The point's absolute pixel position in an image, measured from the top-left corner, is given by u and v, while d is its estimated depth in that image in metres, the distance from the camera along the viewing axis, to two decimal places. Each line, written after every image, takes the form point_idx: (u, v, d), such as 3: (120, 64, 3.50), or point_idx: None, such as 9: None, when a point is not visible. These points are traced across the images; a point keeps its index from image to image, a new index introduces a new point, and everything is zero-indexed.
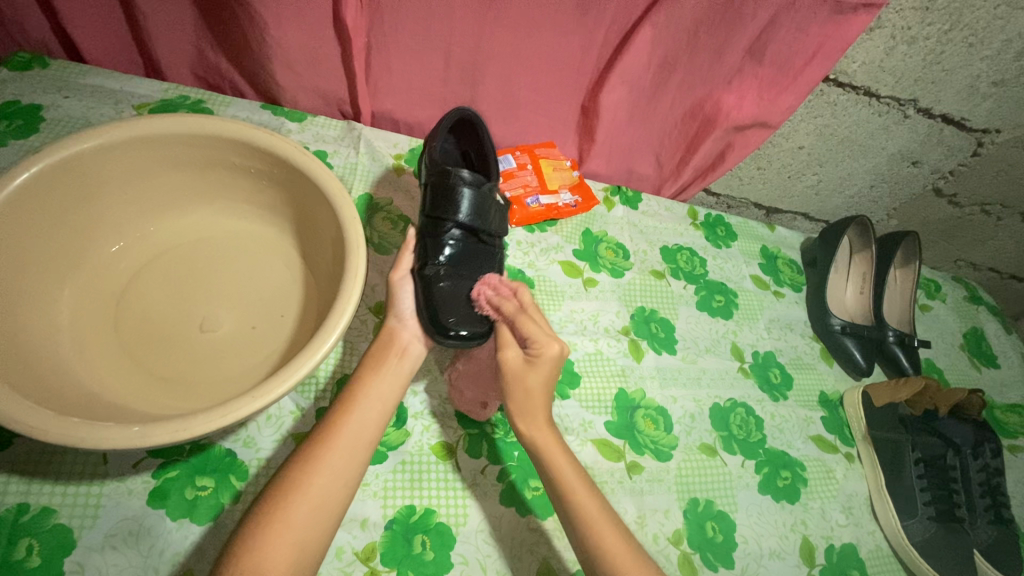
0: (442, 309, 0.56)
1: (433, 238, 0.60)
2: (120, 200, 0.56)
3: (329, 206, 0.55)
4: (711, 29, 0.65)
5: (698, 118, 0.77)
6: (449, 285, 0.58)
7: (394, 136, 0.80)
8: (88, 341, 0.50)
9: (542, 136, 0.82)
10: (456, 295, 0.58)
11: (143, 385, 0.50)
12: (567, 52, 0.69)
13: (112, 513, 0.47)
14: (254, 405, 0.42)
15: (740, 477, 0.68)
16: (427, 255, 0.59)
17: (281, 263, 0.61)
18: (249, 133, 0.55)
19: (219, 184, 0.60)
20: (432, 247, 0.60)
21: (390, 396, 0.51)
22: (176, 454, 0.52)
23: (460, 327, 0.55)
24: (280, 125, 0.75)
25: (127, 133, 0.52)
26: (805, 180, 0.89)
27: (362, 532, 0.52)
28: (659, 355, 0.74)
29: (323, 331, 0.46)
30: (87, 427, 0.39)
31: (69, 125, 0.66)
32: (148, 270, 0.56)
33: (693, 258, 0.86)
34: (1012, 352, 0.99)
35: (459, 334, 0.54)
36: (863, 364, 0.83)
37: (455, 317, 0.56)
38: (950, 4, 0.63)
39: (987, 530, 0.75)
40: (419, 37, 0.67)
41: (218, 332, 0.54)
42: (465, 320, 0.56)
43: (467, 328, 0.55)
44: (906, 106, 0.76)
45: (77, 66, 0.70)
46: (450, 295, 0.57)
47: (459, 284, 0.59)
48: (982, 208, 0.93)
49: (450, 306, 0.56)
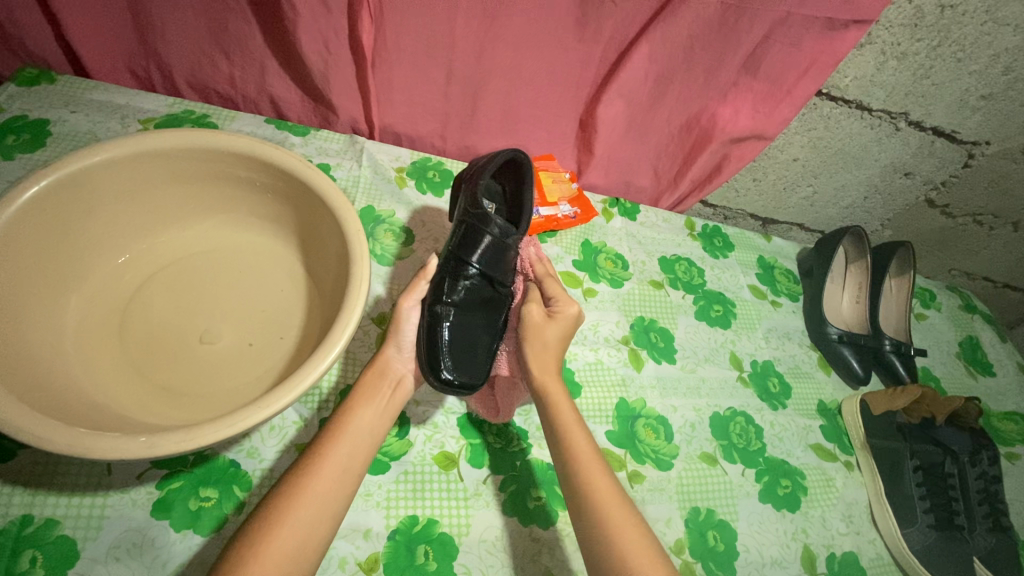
0: (442, 351, 0.56)
1: (451, 272, 0.60)
2: (127, 213, 0.56)
3: (334, 219, 0.56)
4: (705, 46, 0.67)
5: (694, 131, 0.79)
6: (456, 326, 0.58)
7: (395, 149, 0.82)
8: (93, 353, 0.51)
9: (541, 149, 0.83)
10: (460, 336, 0.58)
11: (146, 397, 0.50)
12: (565, 67, 0.71)
13: (116, 524, 0.48)
14: (261, 415, 0.43)
15: (741, 485, 0.68)
16: (442, 287, 0.59)
17: (285, 275, 0.61)
18: (255, 147, 0.56)
19: (222, 198, 0.61)
20: (447, 283, 0.59)
21: (380, 425, 0.52)
22: (180, 465, 0.52)
23: (449, 371, 0.54)
24: (283, 139, 0.76)
25: (133, 148, 0.53)
26: (800, 192, 0.91)
27: (365, 543, 0.52)
28: (659, 364, 0.75)
29: (327, 343, 0.47)
30: (94, 438, 0.39)
31: (75, 139, 0.67)
32: (153, 281, 0.57)
33: (691, 268, 0.87)
34: (1008, 361, 1.00)
35: (445, 379, 0.54)
36: (861, 373, 0.84)
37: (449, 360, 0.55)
38: (938, 21, 0.65)
39: (986, 538, 0.75)
40: (420, 53, 0.69)
41: (219, 345, 0.55)
42: (462, 367, 0.56)
43: (458, 379, 0.54)
44: (897, 119, 0.77)
45: (82, 81, 0.72)
46: (454, 337, 0.57)
47: (465, 328, 0.59)
48: (975, 218, 0.95)
49: (450, 349, 0.56)
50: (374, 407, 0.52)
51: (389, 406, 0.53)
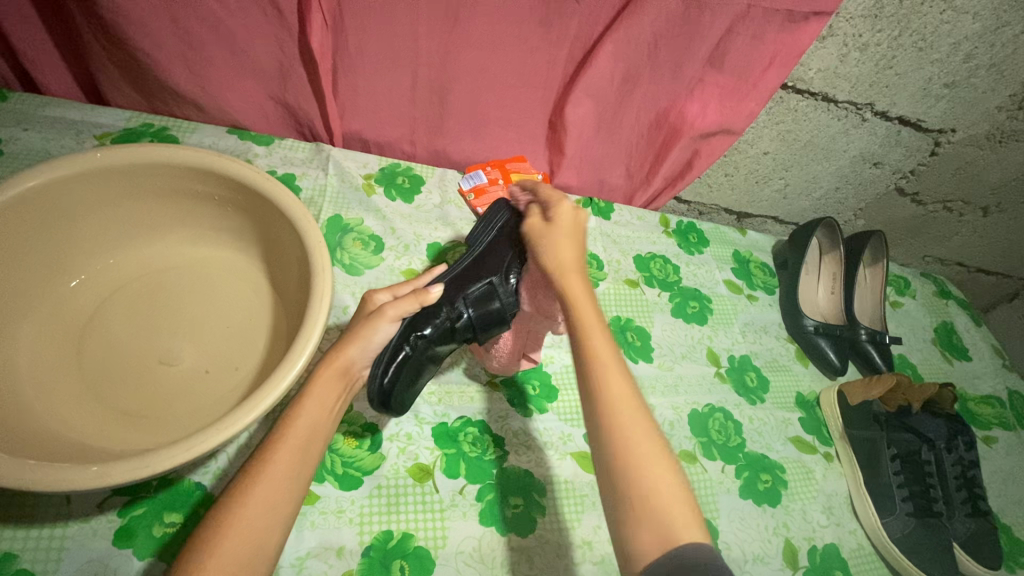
0: (395, 371, 0.53)
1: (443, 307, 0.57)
2: (81, 233, 0.55)
3: (295, 231, 0.55)
4: (669, 41, 0.67)
5: (663, 127, 0.78)
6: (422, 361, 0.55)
7: (363, 156, 0.80)
8: (48, 380, 0.49)
9: (512, 152, 0.83)
10: (421, 369, 0.56)
11: (104, 423, 0.48)
12: (530, 67, 0.70)
13: (77, 556, 0.46)
14: (220, 437, 0.42)
15: (721, 483, 0.68)
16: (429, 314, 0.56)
17: (249, 290, 0.60)
18: (211, 160, 0.55)
19: (180, 214, 0.60)
20: (435, 314, 0.56)
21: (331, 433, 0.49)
22: (143, 491, 0.50)
23: (394, 399, 0.54)
24: (246, 149, 0.75)
25: (83, 166, 0.51)
26: (772, 185, 0.91)
27: (338, 561, 0.51)
28: (636, 363, 0.75)
29: (289, 357, 0.46)
30: (42, 469, 0.38)
31: (28, 157, 0.65)
32: (110, 303, 0.55)
33: (667, 265, 0.87)
34: (983, 345, 1.01)
35: (383, 384, 0.53)
36: (836, 363, 0.84)
37: (395, 377, 0.53)
38: (897, 12, 0.65)
39: (965, 523, 0.76)
40: (383, 59, 0.68)
41: (181, 366, 0.53)
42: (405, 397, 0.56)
43: (387, 396, 0.54)
44: (863, 110, 0.78)
45: (35, 97, 0.70)
46: (414, 370, 0.55)
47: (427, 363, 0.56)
48: (945, 205, 0.96)
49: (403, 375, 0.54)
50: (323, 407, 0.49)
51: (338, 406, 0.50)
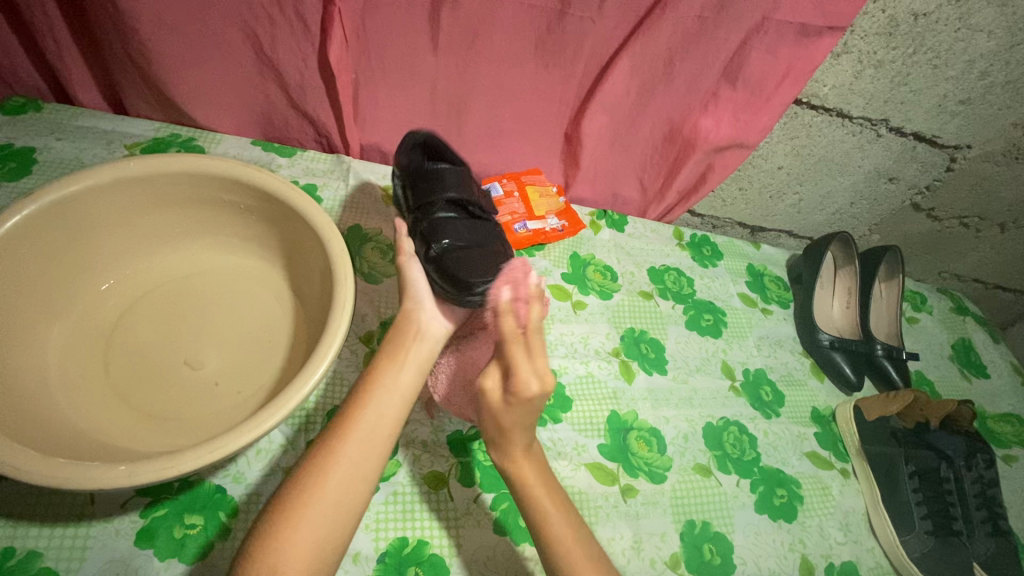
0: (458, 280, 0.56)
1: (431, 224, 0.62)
2: (113, 240, 0.57)
3: (318, 239, 0.56)
4: (685, 59, 0.68)
5: (678, 142, 0.79)
6: (455, 254, 0.59)
7: (382, 167, 0.82)
8: (78, 381, 0.50)
9: (528, 164, 0.84)
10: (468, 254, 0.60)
11: (132, 424, 0.50)
12: (547, 82, 0.71)
13: (99, 555, 0.47)
14: (244, 439, 0.42)
15: (736, 497, 0.68)
16: (425, 249, 0.61)
17: (272, 297, 0.61)
18: (239, 170, 0.56)
19: (207, 223, 0.61)
20: (428, 234, 0.61)
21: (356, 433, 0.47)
22: (165, 492, 0.51)
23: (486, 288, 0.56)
24: (270, 160, 0.77)
25: (116, 175, 0.53)
26: (787, 200, 0.91)
27: (354, 567, 0.51)
28: (650, 375, 0.75)
29: (313, 361, 0.47)
30: (72, 467, 0.39)
31: (61, 165, 0.68)
32: (139, 307, 0.57)
33: (680, 278, 0.87)
34: (1002, 362, 1.00)
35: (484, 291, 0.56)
36: (852, 378, 0.84)
37: (464, 281, 0.56)
38: (912, 30, 0.66)
39: (985, 543, 0.75)
40: (405, 73, 0.69)
41: (203, 371, 0.54)
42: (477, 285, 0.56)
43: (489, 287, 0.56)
44: (878, 126, 0.78)
45: (70, 109, 0.72)
46: (460, 262, 0.58)
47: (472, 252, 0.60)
48: (961, 221, 0.96)
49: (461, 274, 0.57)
50: (399, 365, 0.52)
51: (412, 359, 0.53)
